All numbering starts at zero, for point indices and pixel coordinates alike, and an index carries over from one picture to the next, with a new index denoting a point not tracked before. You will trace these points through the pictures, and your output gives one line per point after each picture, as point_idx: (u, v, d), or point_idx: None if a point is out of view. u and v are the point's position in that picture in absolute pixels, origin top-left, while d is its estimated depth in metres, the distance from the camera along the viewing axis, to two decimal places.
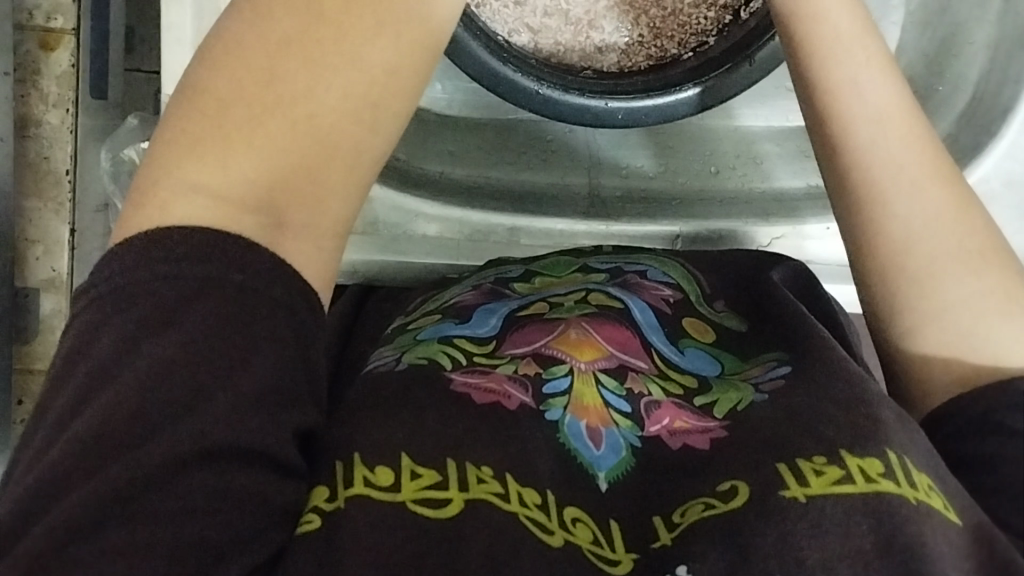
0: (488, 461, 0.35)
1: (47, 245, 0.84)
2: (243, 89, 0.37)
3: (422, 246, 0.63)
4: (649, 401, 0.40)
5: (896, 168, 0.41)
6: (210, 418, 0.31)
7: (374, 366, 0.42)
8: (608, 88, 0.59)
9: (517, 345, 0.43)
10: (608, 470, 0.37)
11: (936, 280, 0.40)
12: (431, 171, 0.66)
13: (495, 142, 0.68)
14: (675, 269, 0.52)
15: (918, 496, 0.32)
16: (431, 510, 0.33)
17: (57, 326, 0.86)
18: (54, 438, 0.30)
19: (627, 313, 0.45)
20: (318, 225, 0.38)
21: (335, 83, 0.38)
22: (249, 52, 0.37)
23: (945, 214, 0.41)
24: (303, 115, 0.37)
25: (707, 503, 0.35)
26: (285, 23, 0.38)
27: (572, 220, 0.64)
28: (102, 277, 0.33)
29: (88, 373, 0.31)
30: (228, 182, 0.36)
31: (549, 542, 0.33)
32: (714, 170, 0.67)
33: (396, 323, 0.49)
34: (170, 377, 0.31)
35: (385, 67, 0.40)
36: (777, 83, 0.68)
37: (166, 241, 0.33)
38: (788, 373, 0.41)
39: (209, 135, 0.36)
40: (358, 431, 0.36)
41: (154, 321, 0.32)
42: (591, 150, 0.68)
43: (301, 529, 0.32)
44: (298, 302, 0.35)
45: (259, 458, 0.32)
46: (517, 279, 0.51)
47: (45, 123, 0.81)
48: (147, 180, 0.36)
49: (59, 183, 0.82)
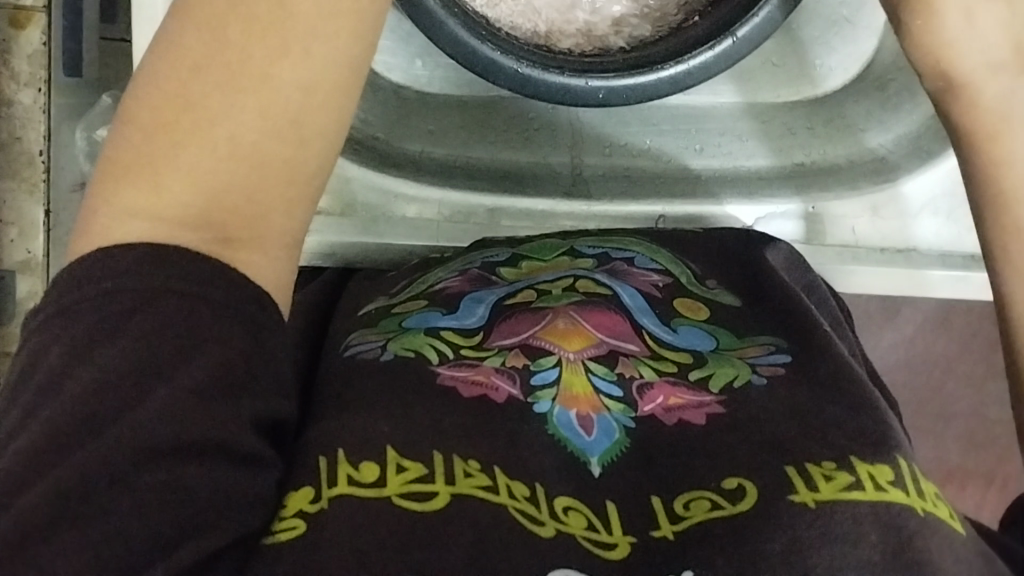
0: (475, 455, 0.35)
1: (21, 227, 0.72)
2: (160, 117, 0.36)
3: (401, 228, 0.61)
4: (641, 383, 0.39)
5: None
6: (157, 415, 0.30)
7: (358, 352, 0.41)
8: (588, 66, 0.58)
9: (503, 336, 0.42)
10: (600, 454, 0.36)
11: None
12: (411, 150, 0.64)
13: (475, 118, 0.66)
14: (663, 255, 0.50)
15: (924, 507, 0.33)
16: (417, 505, 0.32)
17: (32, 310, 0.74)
18: (6, 446, 0.30)
19: (616, 299, 0.44)
20: (263, 242, 0.37)
21: (252, 101, 0.37)
22: (166, 76, 0.37)
23: None
24: (224, 138, 0.37)
25: (714, 501, 0.34)
26: (193, 49, 0.37)
27: (552, 201, 0.63)
28: (62, 284, 0.33)
29: (39, 386, 0.31)
30: (161, 208, 0.35)
31: (539, 532, 0.32)
32: (698, 148, 0.66)
33: (377, 303, 0.48)
34: (116, 387, 0.31)
35: (306, 81, 0.39)
36: (764, 59, 0.66)
37: (110, 260, 0.33)
38: (789, 363, 0.41)
39: (133, 168, 0.35)
40: (339, 432, 0.35)
41: (102, 329, 0.32)
42: (573, 123, 0.66)
43: (275, 537, 0.32)
44: (245, 301, 0.34)
45: (217, 450, 0.31)
46: (503, 264, 0.50)
47: (17, 102, 0.70)
48: (86, 209, 0.35)
49: (32, 163, 0.71)
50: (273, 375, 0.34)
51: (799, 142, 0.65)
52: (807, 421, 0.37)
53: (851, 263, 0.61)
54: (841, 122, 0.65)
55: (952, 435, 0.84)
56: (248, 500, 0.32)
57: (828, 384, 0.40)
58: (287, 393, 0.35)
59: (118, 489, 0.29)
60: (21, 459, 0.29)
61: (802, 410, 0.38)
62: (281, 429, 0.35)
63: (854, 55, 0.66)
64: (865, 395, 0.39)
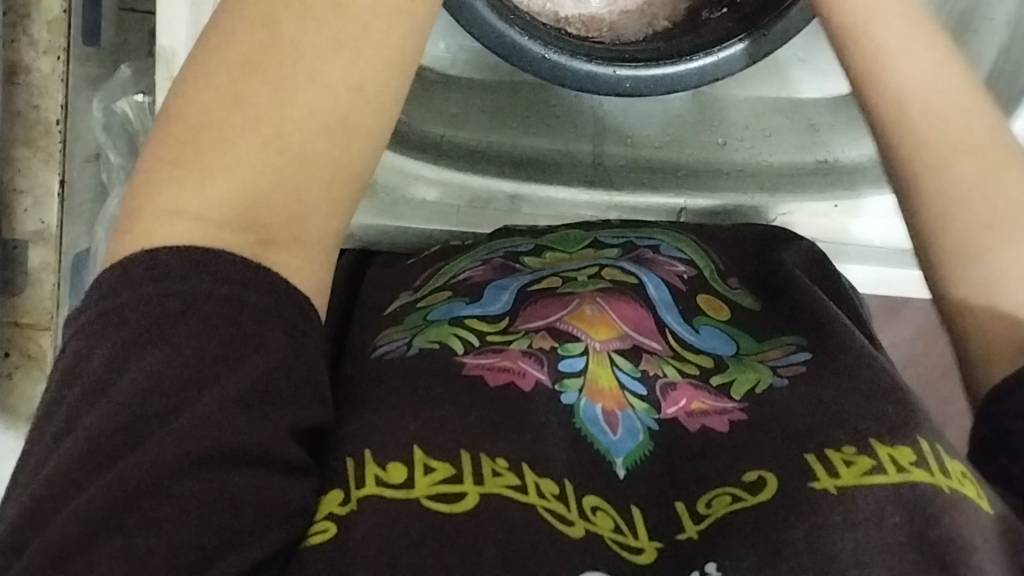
0: (503, 452, 0.35)
1: (35, 196, 0.66)
2: (211, 113, 0.37)
3: (420, 210, 0.63)
4: (665, 383, 0.39)
5: (923, 114, 0.40)
6: (201, 418, 0.31)
7: (385, 353, 0.42)
8: (615, 56, 0.57)
9: (531, 319, 0.42)
10: (625, 456, 0.36)
11: (989, 232, 0.37)
12: (432, 134, 0.62)
13: (498, 103, 0.63)
14: (687, 244, 0.51)
15: (948, 485, 0.34)
16: (446, 505, 0.33)
17: (49, 280, 0.68)
18: (56, 446, 0.31)
19: (641, 289, 0.44)
20: (306, 242, 0.38)
21: (299, 101, 0.38)
22: (216, 74, 0.38)
23: (946, 114, 0.40)
24: (272, 135, 0.37)
25: (734, 495, 0.35)
26: (244, 46, 0.38)
27: (575, 189, 0.63)
28: (104, 289, 0.34)
29: (86, 390, 0.32)
30: (208, 206, 0.36)
31: (569, 532, 0.33)
32: (721, 141, 0.64)
33: (403, 299, 0.48)
34: (159, 393, 0.31)
35: (353, 79, 0.39)
36: (791, 53, 0.63)
37: (151, 262, 0.34)
38: (809, 361, 0.41)
39: (181, 164, 0.37)
40: (367, 432, 0.36)
41: (144, 337, 0.33)
42: (596, 114, 0.64)
43: (309, 541, 0.32)
44: (283, 306, 0.35)
45: (255, 457, 0.32)
46: (527, 253, 0.50)
47: (34, 70, 0.64)
48: (134, 204, 0.37)
49: (50, 133, 0.65)
50: (311, 377, 0.35)
51: (821, 140, 0.63)
52: (829, 412, 0.38)
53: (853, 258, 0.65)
54: (851, 121, 0.63)
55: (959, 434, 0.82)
56: (286, 506, 0.32)
57: (852, 375, 0.40)
58: (321, 392, 0.36)
59: (161, 495, 0.30)
60: (69, 466, 0.30)
61: (824, 402, 0.38)
62: (315, 431, 0.36)
63: None
64: (890, 381, 0.40)
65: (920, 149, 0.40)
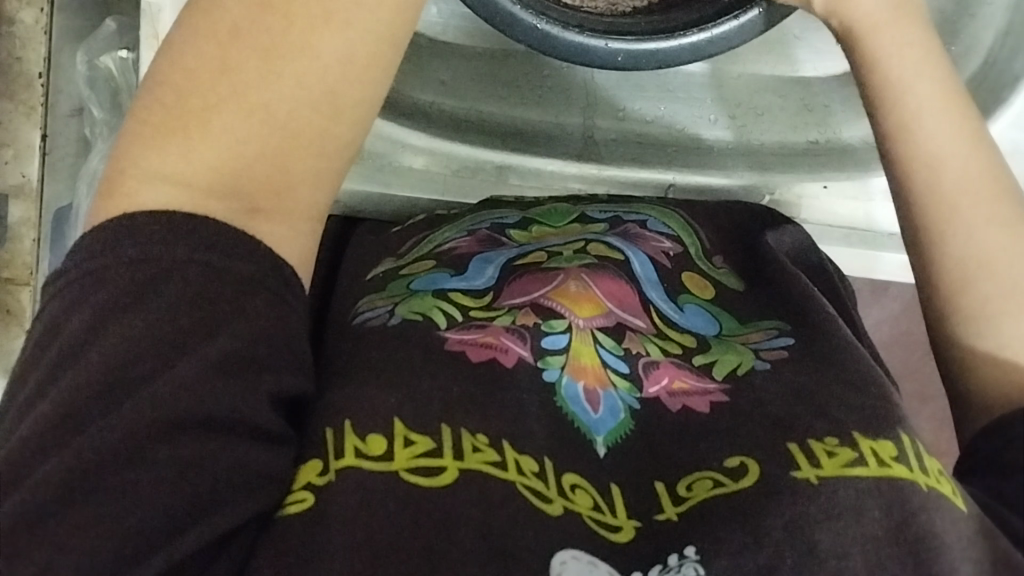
0: (484, 428, 0.35)
1: (17, 149, 0.66)
2: (198, 79, 0.37)
3: (408, 178, 0.62)
4: (647, 361, 0.39)
5: (951, 172, 0.42)
6: (176, 385, 0.31)
7: (367, 320, 0.41)
8: (608, 28, 0.57)
9: (514, 296, 0.41)
10: (606, 434, 0.36)
11: (1005, 297, 0.40)
12: (421, 101, 0.61)
13: (489, 71, 0.63)
14: (675, 220, 0.50)
15: (930, 482, 0.33)
16: (424, 479, 0.33)
17: (27, 236, 0.67)
18: (30, 409, 0.31)
19: (627, 267, 0.44)
20: (293, 212, 0.38)
21: (290, 72, 0.37)
22: (203, 39, 0.37)
23: (967, 174, 0.42)
24: (261, 105, 0.37)
25: (715, 478, 0.35)
26: (235, 9, 0.38)
27: (564, 162, 0.62)
28: (82, 251, 0.34)
29: (58, 355, 0.32)
30: (194, 173, 0.36)
31: (547, 510, 0.33)
32: (713, 118, 0.63)
33: (385, 266, 0.48)
34: (134, 361, 0.31)
35: (345, 55, 0.39)
36: (786, 31, 0.63)
37: (131, 227, 0.34)
38: (792, 346, 0.42)
39: (167, 130, 0.36)
40: (346, 401, 0.36)
41: (122, 302, 0.32)
42: (588, 83, 0.63)
43: (285, 511, 0.33)
44: (267, 277, 0.35)
45: (231, 427, 0.32)
46: (513, 226, 0.50)
47: (18, 21, 0.65)
48: (116, 168, 0.36)
49: (31, 86, 0.66)
50: (293, 351, 0.35)
51: (816, 120, 0.63)
52: (810, 400, 0.38)
53: (852, 242, 0.66)
54: (857, 104, 0.63)
55: (920, 415, 0.83)
56: (266, 479, 0.33)
57: (831, 363, 0.40)
58: (304, 365, 0.36)
59: (136, 464, 0.29)
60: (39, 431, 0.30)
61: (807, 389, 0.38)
62: (296, 400, 0.36)
63: None
64: (870, 370, 0.40)
65: (949, 213, 0.42)
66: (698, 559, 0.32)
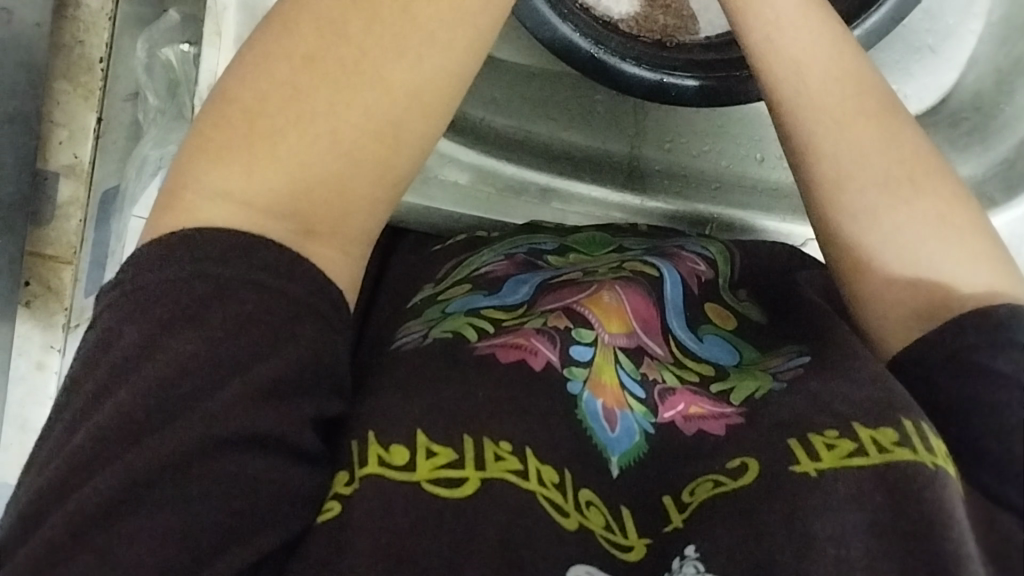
0: (508, 435, 0.35)
1: (71, 130, 0.70)
2: (268, 104, 0.38)
3: (450, 191, 0.60)
4: (664, 388, 0.40)
5: (808, 58, 0.43)
6: (221, 408, 0.33)
7: (402, 343, 0.42)
8: (665, 61, 0.59)
9: (548, 301, 0.42)
10: (621, 455, 0.37)
11: (875, 192, 0.41)
12: (474, 116, 0.64)
13: (544, 93, 0.66)
14: (713, 246, 0.51)
15: (935, 461, 0.32)
16: (446, 490, 0.33)
17: (74, 215, 0.72)
18: (86, 416, 0.33)
19: (659, 285, 0.45)
20: (348, 235, 0.39)
21: (354, 101, 0.39)
22: (276, 65, 0.39)
23: (823, 59, 0.43)
24: (326, 133, 0.38)
25: (716, 479, 0.36)
26: (308, 38, 0.39)
27: (607, 190, 0.63)
28: (139, 262, 0.36)
29: (111, 365, 0.34)
30: (255, 193, 0.37)
31: (564, 524, 0.34)
32: (760, 157, 0.65)
33: (424, 293, 0.48)
34: (189, 372, 0.33)
35: (413, 87, 0.39)
36: None
37: (193, 244, 0.35)
38: (808, 363, 0.41)
39: (235, 153, 0.37)
40: (380, 409, 0.37)
41: (178, 318, 0.34)
42: (638, 112, 0.66)
43: (322, 518, 0.34)
44: (319, 297, 0.36)
45: (257, 441, 0.33)
46: (550, 252, 0.50)
47: (84, 5, 0.69)
48: (176, 184, 0.38)
49: (91, 70, 0.70)
50: (335, 372, 0.36)
51: None
52: None
53: None
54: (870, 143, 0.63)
55: None
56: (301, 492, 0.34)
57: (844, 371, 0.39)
58: (340, 380, 0.37)
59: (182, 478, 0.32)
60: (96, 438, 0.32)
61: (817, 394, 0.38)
62: (332, 416, 0.37)
63: (930, 87, 0.65)
64: (882, 369, 0.38)
65: (806, 100, 0.42)
66: (699, 556, 0.33)
